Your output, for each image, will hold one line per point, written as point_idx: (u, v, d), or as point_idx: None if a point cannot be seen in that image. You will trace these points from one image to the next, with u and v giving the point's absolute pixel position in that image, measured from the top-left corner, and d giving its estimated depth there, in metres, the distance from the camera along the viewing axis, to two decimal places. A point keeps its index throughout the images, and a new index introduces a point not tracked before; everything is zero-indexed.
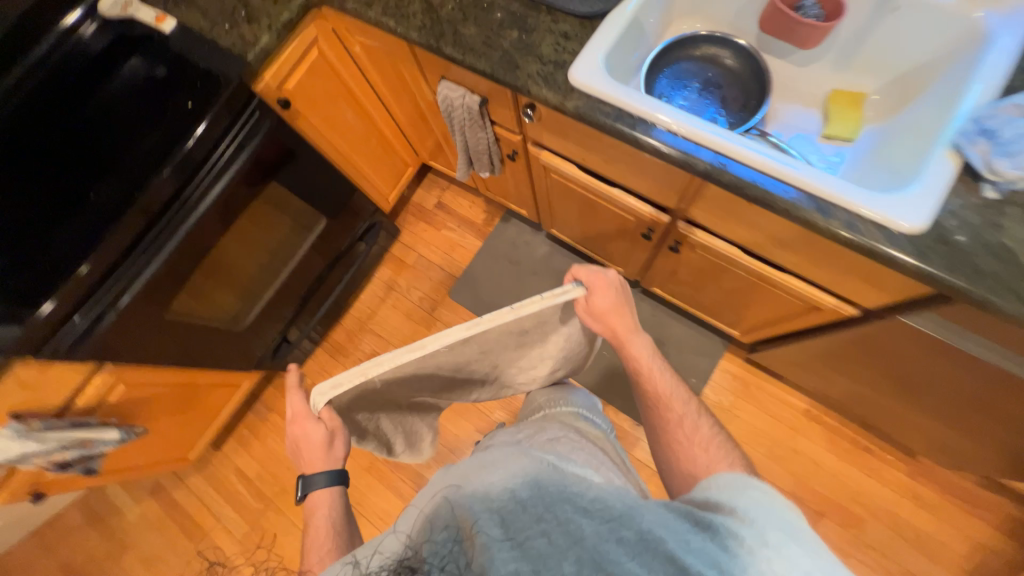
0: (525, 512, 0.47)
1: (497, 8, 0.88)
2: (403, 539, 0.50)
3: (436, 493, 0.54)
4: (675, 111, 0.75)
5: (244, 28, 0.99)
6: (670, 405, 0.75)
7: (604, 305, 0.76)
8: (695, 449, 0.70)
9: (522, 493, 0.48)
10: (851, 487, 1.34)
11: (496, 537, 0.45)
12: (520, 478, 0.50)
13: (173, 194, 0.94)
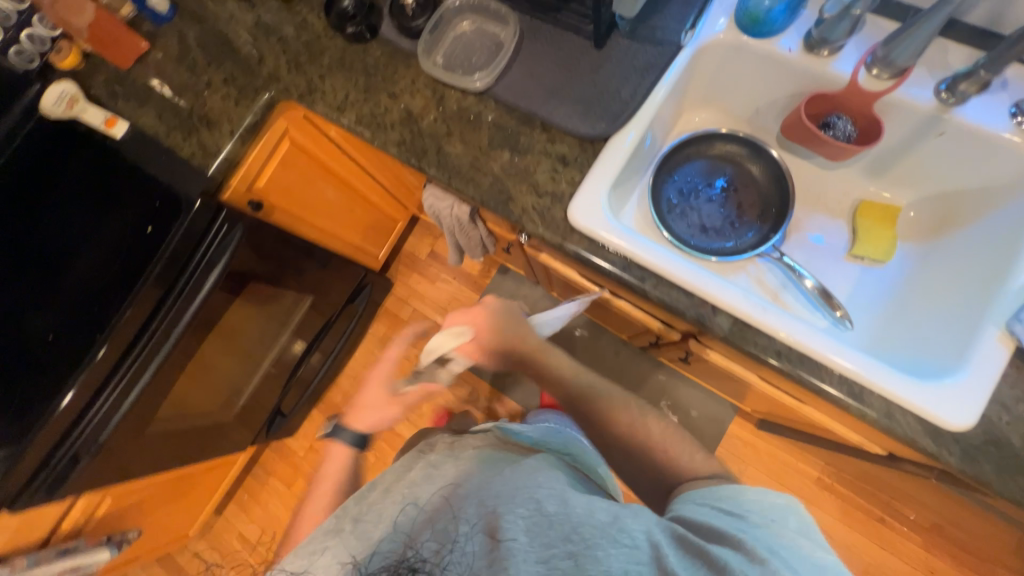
0: (551, 532, 0.54)
1: (485, 122, 0.78)
2: (429, 533, 0.57)
3: (458, 494, 0.61)
4: (690, 264, 0.67)
5: (205, 135, 0.89)
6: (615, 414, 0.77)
7: (502, 328, 0.90)
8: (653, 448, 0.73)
9: (550, 509, 0.56)
10: (862, 558, 1.32)
11: (524, 551, 0.52)
12: (546, 499, 0.57)
13: (139, 327, 0.86)
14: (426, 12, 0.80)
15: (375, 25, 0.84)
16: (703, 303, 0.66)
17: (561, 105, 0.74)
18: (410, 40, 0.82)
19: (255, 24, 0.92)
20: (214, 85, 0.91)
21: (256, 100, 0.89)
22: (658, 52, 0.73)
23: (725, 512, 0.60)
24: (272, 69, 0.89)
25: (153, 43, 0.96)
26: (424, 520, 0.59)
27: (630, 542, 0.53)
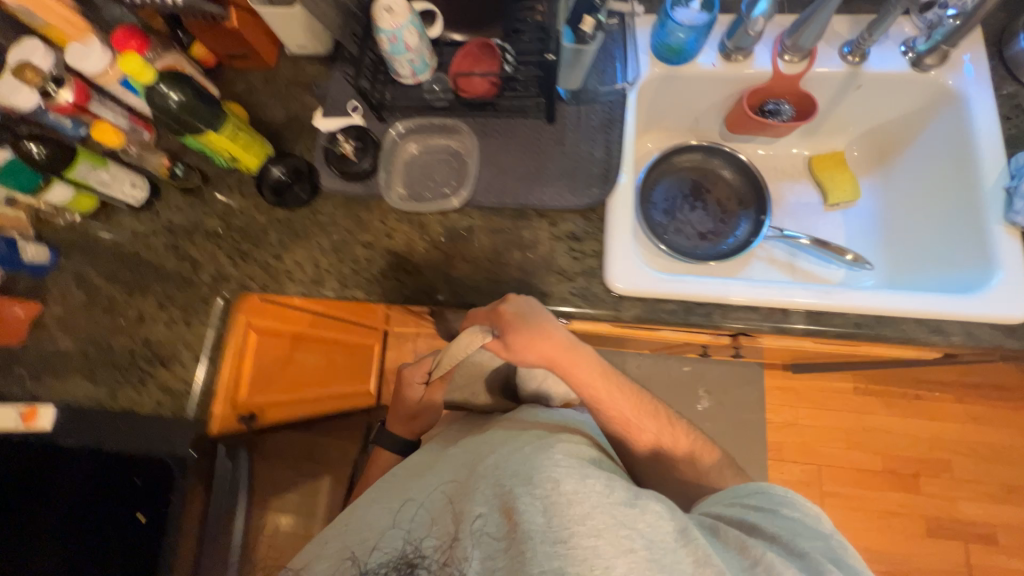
0: (577, 513, 0.51)
1: (480, 231, 0.74)
2: (438, 529, 0.58)
3: (466, 483, 0.61)
4: (744, 281, 0.67)
5: (163, 374, 0.73)
6: (619, 402, 0.71)
7: (528, 343, 0.64)
8: (655, 433, 0.73)
9: (565, 488, 0.53)
10: (924, 436, 1.43)
11: (546, 534, 0.50)
12: (565, 481, 0.53)
13: None
14: (368, 152, 0.75)
15: (316, 181, 0.77)
16: (772, 312, 0.67)
17: (547, 187, 0.73)
18: (359, 183, 0.76)
19: (168, 230, 0.80)
20: (147, 316, 0.76)
21: (210, 312, 0.75)
22: (611, 106, 0.75)
23: (749, 511, 0.59)
24: (212, 271, 0.77)
25: (43, 299, 0.78)
26: (429, 518, 0.60)
27: (654, 518, 0.51)
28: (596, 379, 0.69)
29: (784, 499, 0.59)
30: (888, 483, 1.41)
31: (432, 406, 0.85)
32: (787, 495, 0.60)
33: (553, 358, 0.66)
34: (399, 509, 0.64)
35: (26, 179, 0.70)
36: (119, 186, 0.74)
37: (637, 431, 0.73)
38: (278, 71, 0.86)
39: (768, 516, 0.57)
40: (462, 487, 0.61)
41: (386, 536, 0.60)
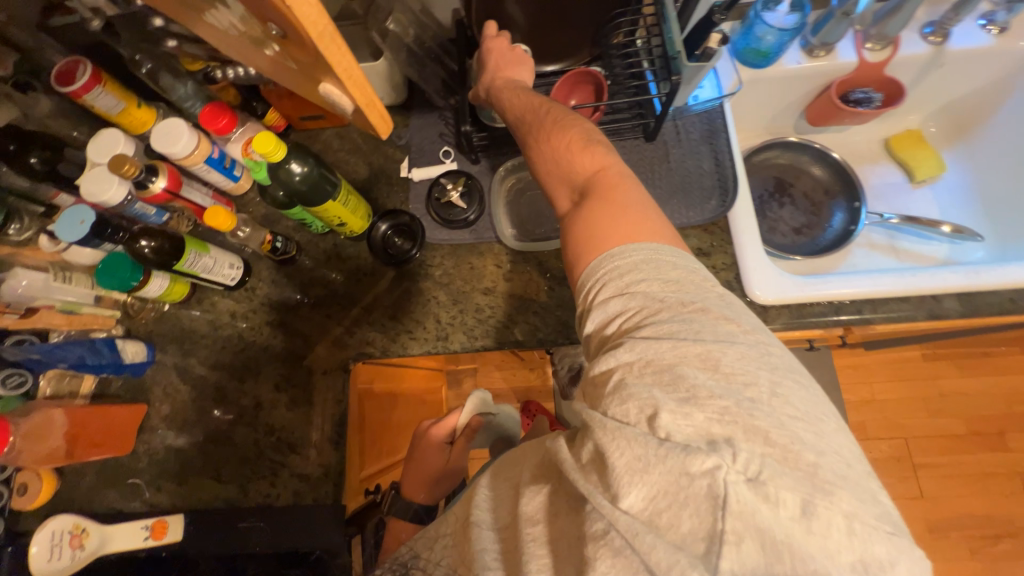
0: (504, 503, 0.45)
1: None
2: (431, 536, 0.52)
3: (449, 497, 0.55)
4: (891, 273, 0.66)
5: (296, 462, 0.69)
6: (545, 120, 0.54)
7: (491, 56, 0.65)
8: (591, 164, 0.49)
9: (511, 481, 0.45)
10: (999, 392, 1.44)
11: (480, 537, 0.44)
12: (505, 467, 0.48)
13: None
14: (474, 198, 0.73)
15: (421, 234, 0.74)
16: (923, 299, 0.65)
17: (663, 207, 0.72)
18: (466, 229, 0.74)
19: (268, 307, 0.76)
20: (264, 401, 0.71)
21: (333, 386, 0.72)
22: (709, 117, 0.75)
23: (641, 260, 0.41)
24: (327, 342, 0.73)
25: (144, 399, 0.73)
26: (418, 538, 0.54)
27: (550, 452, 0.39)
28: (523, 107, 0.57)
29: (657, 245, 0.42)
30: (976, 445, 1.41)
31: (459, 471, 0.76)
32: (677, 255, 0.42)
33: (501, 86, 0.62)
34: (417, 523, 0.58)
35: (123, 278, 0.65)
36: (220, 268, 0.70)
37: (568, 177, 0.50)
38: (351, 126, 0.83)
39: (612, 288, 0.41)
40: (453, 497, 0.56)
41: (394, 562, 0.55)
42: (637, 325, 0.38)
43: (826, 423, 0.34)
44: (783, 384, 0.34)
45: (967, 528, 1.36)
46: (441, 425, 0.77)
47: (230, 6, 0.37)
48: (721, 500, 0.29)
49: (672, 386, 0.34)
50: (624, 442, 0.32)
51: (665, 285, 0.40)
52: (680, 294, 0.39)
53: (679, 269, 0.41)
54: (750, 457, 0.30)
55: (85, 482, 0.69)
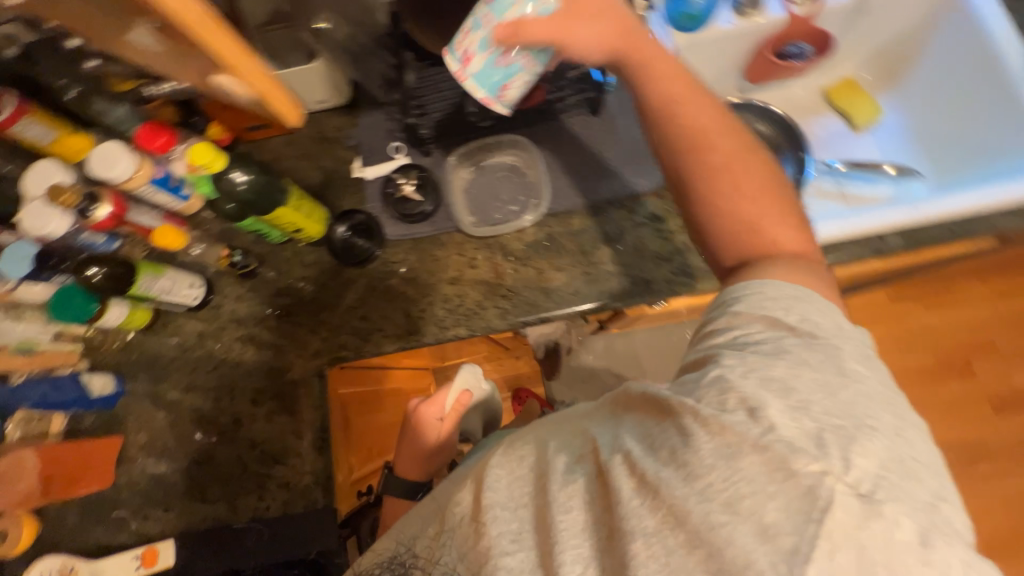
0: (519, 484, 0.46)
1: (561, 238, 0.73)
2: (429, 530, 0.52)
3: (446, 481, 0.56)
4: (836, 218, 0.69)
5: (281, 474, 0.69)
6: (694, 103, 0.53)
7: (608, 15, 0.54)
8: (742, 202, 0.49)
9: (529, 462, 0.47)
10: (964, 322, 1.50)
11: (495, 517, 0.45)
12: (522, 448, 0.49)
13: None
14: (429, 190, 0.73)
15: (380, 232, 0.74)
16: (869, 239, 0.68)
17: (615, 178, 0.73)
18: (425, 222, 0.74)
19: (236, 322, 0.75)
20: (243, 417, 0.71)
21: (310, 394, 0.72)
22: None
23: (766, 291, 0.44)
24: (299, 352, 0.73)
25: (120, 431, 0.72)
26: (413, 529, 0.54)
27: (606, 451, 0.41)
28: (668, 77, 0.53)
29: (802, 288, 0.44)
30: (946, 375, 1.47)
31: (448, 449, 0.72)
32: (803, 291, 0.44)
33: (625, 26, 0.55)
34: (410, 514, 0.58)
35: (78, 310, 0.64)
36: (179, 289, 0.70)
37: (719, 198, 0.49)
38: (299, 131, 0.82)
39: (741, 309, 0.44)
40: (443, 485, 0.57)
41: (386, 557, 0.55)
42: (778, 346, 0.40)
43: (943, 473, 0.37)
44: (903, 434, 0.37)
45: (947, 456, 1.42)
46: (436, 403, 0.71)
47: (134, 23, 0.43)
48: (820, 502, 0.32)
49: (788, 393, 0.37)
50: (721, 433, 0.36)
51: (797, 320, 0.42)
52: (805, 330, 0.41)
53: (818, 311, 0.43)
54: (862, 474, 0.33)
55: (70, 520, 0.69)
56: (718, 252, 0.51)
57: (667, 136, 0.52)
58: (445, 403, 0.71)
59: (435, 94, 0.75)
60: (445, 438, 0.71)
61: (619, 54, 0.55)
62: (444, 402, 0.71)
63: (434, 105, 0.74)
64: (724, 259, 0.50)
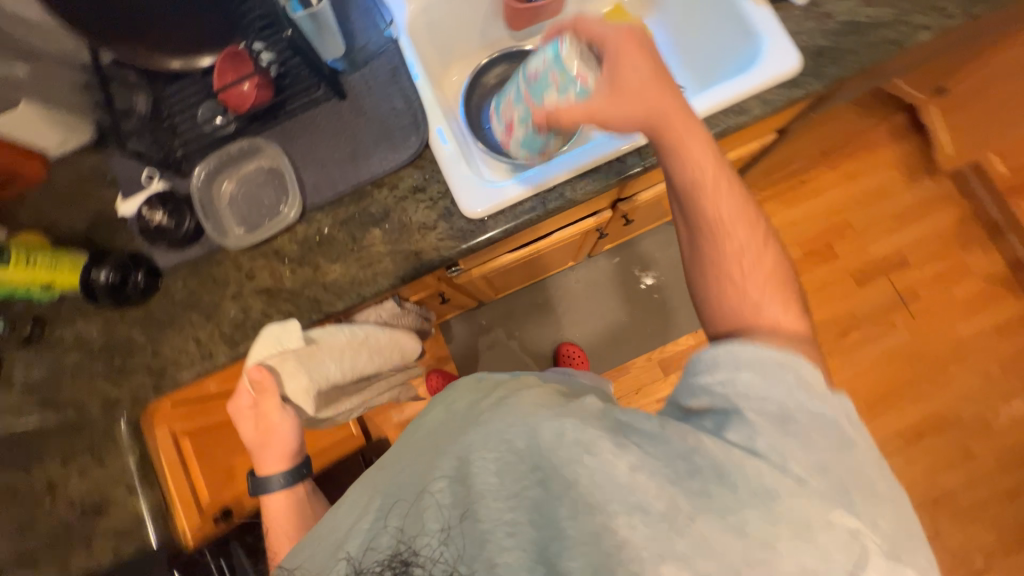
0: (519, 468, 0.41)
1: (329, 230, 0.73)
2: (401, 512, 0.41)
3: (425, 459, 0.45)
4: (577, 151, 0.72)
5: (105, 522, 0.69)
6: (722, 196, 0.52)
7: (641, 76, 0.54)
8: (759, 276, 0.51)
9: (518, 444, 0.41)
10: (822, 209, 1.61)
11: (493, 503, 0.39)
12: (518, 429, 0.42)
13: None
14: (184, 211, 0.71)
15: (151, 265, 0.73)
16: (610, 164, 0.72)
17: (370, 157, 0.73)
18: (196, 243, 0.73)
19: (30, 387, 0.73)
20: (56, 478, 0.71)
21: (120, 439, 0.72)
22: (389, 56, 0.75)
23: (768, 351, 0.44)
24: (99, 401, 0.72)
25: None
26: (392, 508, 0.42)
27: (614, 454, 0.39)
28: (700, 159, 0.53)
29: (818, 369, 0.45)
30: (813, 262, 1.58)
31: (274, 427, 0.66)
32: (791, 358, 0.44)
33: (679, 113, 0.53)
34: (377, 477, 0.47)
35: None
36: None
37: (733, 293, 0.51)
38: (54, 177, 0.78)
39: (744, 371, 0.44)
40: (408, 459, 0.47)
41: (357, 536, 0.41)
42: (785, 409, 0.42)
43: (904, 506, 0.41)
44: (878, 491, 0.39)
45: (822, 335, 1.54)
46: (241, 402, 0.67)
47: None
48: (858, 552, 0.36)
49: (816, 450, 0.40)
50: (756, 476, 0.38)
51: (795, 377, 0.43)
52: (811, 398, 0.42)
53: (801, 377, 0.43)
54: (883, 536, 0.38)
55: None
56: (712, 316, 0.53)
57: (686, 211, 0.54)
58: (247, 399, 0.66)
59: (183, 110, 0.75)
60: (269, 426, 0.66)
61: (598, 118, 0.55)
62: (246, 400, 0.66)
63: (182, 122, 0.74)
64: (713, 328, 0.53)
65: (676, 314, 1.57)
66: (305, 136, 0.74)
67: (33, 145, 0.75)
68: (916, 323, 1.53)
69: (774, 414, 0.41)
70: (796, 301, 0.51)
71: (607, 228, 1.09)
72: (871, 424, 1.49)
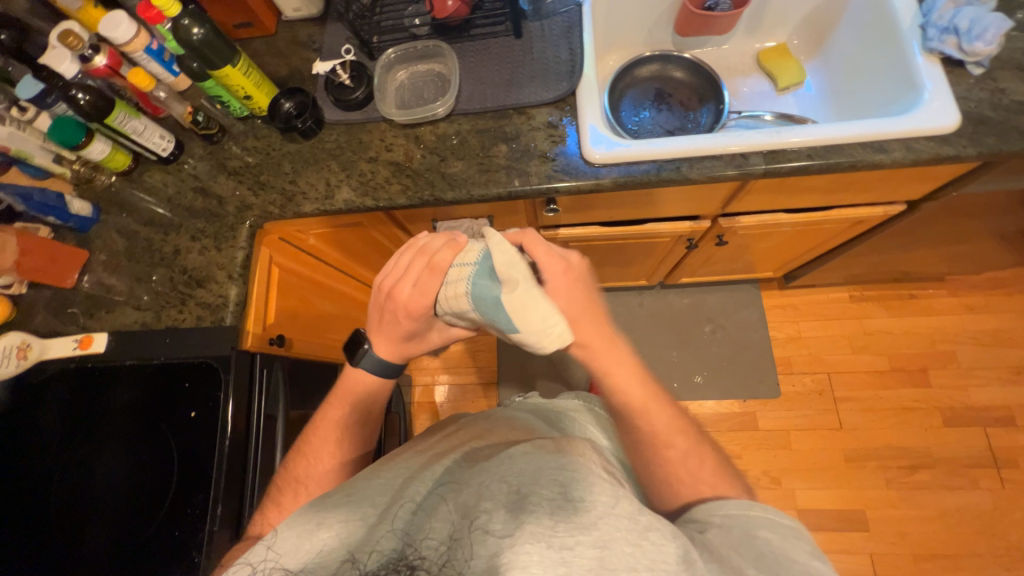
0: (584, 521, 0.45)
1: (464, 135, 0.83)
2: (443, 514, 0.48)
3: (479, 477, 0.51)
4: (706, 137, 0.76)
5: (201, 294, 0.82)
6: (651, 415, 0.61)
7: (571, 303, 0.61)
8: (701, 483, 0.60)
9: (573, 493, 0.47)
10: (925, 331, 1.48)
11: (547, 536, 0.43)
12: (590, 500, 0.46)
13: (239, 500, 0.73)
14: (362, 81, 0.86)
15: (319, 115, 0.87)
16: (732, 157, 0.76)
17: (522, 88, 0.84)
18: (359, 110, 0.87)
19: (193, 176, 0.90)
20: (181, 248, 0.86)
21: (238, 236, 0.85)
22: (568, 15, 0.87)
23: (769, 513, 0.53)
24: (236, 203, 0.86)
25: (87, 249, 0.87)
26: (425, 518, 0.48)
27: (659, 536, 0.45)
28: (631, 378, 0.62)
29: (799, 532, 0.52)
30: (898, 380, 1.45)
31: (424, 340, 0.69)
32: (792, 522, 0.53)
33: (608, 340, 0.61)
34: (420, 469, 0.55)
35: (71, 135, 0.79)
36: (149, 134, 0.85)
37: (685, 493, 0.59)
38: (278, 33, 0.97)
39: (767, 529, 0.51)
40: (456, 469, 0.54)
41: (386, 520, 0.48)
42: (778, 556, 0.48)
43: None
44: None
45: (884, 459, 1.38)
46: (399, 286, 0.63)
47: None
48: None
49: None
50: None
51: (780, 537, 0.50)
52: (818, 567, 0.48)
53: (813, 547, 0.50)
54: None
55: (36, 309, 0.84)
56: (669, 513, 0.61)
57: (623, 423, 0.63)
58: (422, 242, 0.64)
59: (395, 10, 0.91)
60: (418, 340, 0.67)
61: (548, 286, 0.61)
62: (421, 270, 0.62)
63: (390, 18, 0.91)
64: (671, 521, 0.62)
65: (728, 374, 1.50)
66: (478, 56, 0.86)
67: (277, 4, 0.95)
68: (1005, 493, 1.33)
69: (757, 553, 0.49)
70: (737, 480, 0.61)
71: (697, 243, 1.10)
72: None
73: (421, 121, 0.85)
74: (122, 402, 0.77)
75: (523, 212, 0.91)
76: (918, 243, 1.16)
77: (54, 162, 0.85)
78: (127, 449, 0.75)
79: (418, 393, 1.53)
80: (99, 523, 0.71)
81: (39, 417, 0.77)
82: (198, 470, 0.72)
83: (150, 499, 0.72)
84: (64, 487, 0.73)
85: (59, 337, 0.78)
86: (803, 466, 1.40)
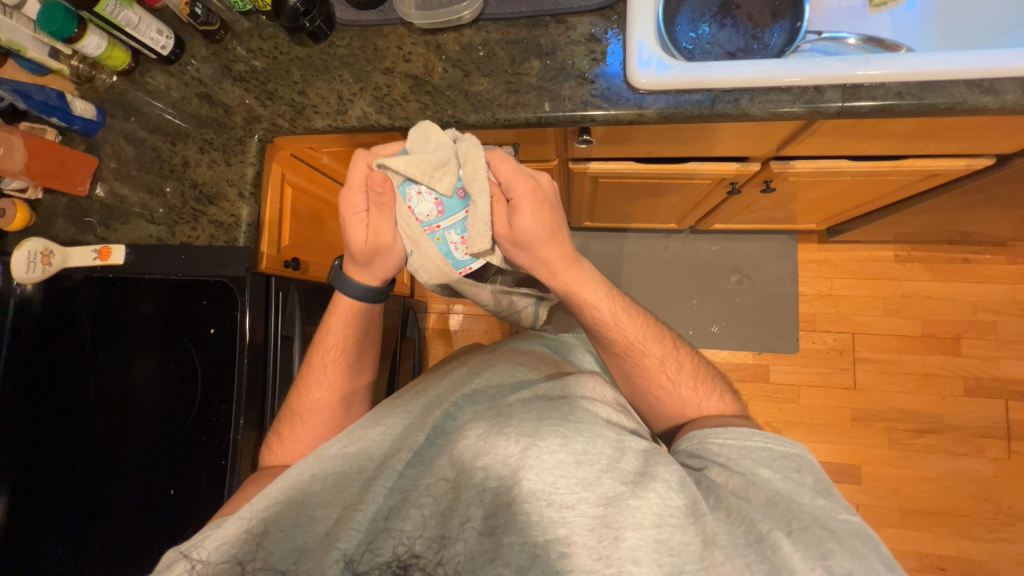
0: (586, 476, 0.47)
1: (492, 46, 0.73)
2: (433, 481, 0.47)
3: (469, 434, 0.50)
4: (775, 62, 0.65)
5: (213, 211, 0.80)
6: (623, 325, 0.64)
7: (533, 229, 0.60)
8: (682, 389, 0.64)
9: (576, 446, 0.49)
10: (969, 299, 1.39)
11: (547, 493, 0.46)
12: (593, 453, 0.49)
13: (261, 415, 0.77)
14: None
15: (330, 14, 0.76)
16: (804, 91, 0.65)
17: None
18: (374, 10, 0.76)
19: (197, 80, 0.83)
20: (190, 160, 0.82)
21: (247, 150, 0.80)
22: None
23: (768, 441, 0.54)
24: (244, 113, 0.80)
25: (96, 155, 0.84)
26: (412, 496, 0.46)
27: (662, 489, 0.47)
28: (596, 296, 0.64)
29: (800, 457, 0.53)
30: (926, 347, 1.39)
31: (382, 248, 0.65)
32: (794, 451, 0.53)
33: (574, 259, 0.64)
34: (414, 423, 0.55)
35: (61, 24, 0.72)
36: (145, 27, 0.76)
37: (668, 398, 0.64)
38: None
39: (767, 465, 0.52)
40: (456, 416, 0.56)
41: (384, 475, 0.48)
42: (782, 498, 0.48)
43: None
44: None
45: (892, 421, 1.38)
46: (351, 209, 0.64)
47: None
48: None
49: (815, 544, 0.44)
50: (769, 551, 0.43)
51: (785, 478, 0.51)
52: (824, 507, 0.48)
53: (817, 481, 0.51)
54: None
55: (54, 216, 0.83)
56: (658, 423, 0.67)
57: (598, 339, 0.66)
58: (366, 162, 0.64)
59: None
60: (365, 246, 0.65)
61: (516, 207, 0.59)
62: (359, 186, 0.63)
63: None
64: (659, 431, 0.68)
65: (747, 325, 1.47)
66: None
67: None
68: (1009, 462, 1.33)
69: (767, 496, 0.49)
70: (719, 380, 0.66)
71: (740, 187, 1.00)
72: (896, 531, 1.33)
73: (444, 25, 0.74)
74: (146, 314, 0.79)
75: (551, 141, 0.82)
76: (989, 205, 1.04)
77: (49, 55, 0.78)
78: (153, 359, 0.78)
79: (433, 320, 1.56)
80: (136, 422, 0.76)
81: (67, 323, 0.80)
82: (222, 382, 0.76)
83: (178, 405, 0.76)
84: (98, 390, 0.77)
85: (78, 247, 0.78)
86: (808, 420, 1.41)
